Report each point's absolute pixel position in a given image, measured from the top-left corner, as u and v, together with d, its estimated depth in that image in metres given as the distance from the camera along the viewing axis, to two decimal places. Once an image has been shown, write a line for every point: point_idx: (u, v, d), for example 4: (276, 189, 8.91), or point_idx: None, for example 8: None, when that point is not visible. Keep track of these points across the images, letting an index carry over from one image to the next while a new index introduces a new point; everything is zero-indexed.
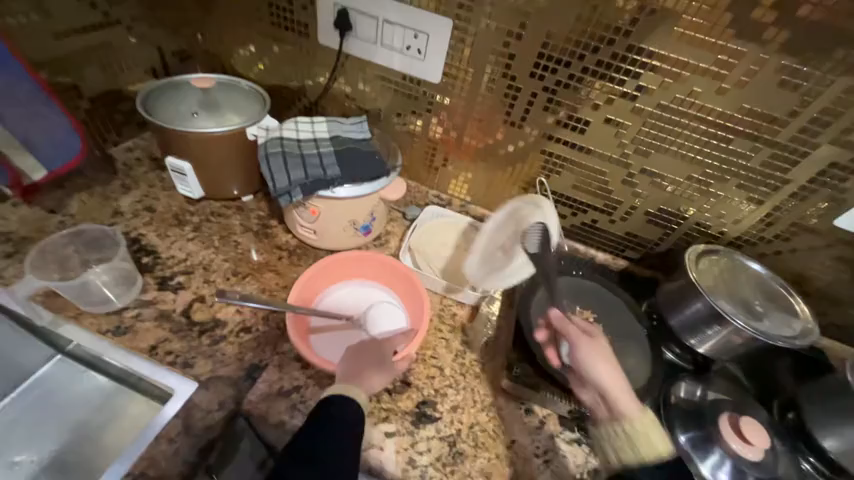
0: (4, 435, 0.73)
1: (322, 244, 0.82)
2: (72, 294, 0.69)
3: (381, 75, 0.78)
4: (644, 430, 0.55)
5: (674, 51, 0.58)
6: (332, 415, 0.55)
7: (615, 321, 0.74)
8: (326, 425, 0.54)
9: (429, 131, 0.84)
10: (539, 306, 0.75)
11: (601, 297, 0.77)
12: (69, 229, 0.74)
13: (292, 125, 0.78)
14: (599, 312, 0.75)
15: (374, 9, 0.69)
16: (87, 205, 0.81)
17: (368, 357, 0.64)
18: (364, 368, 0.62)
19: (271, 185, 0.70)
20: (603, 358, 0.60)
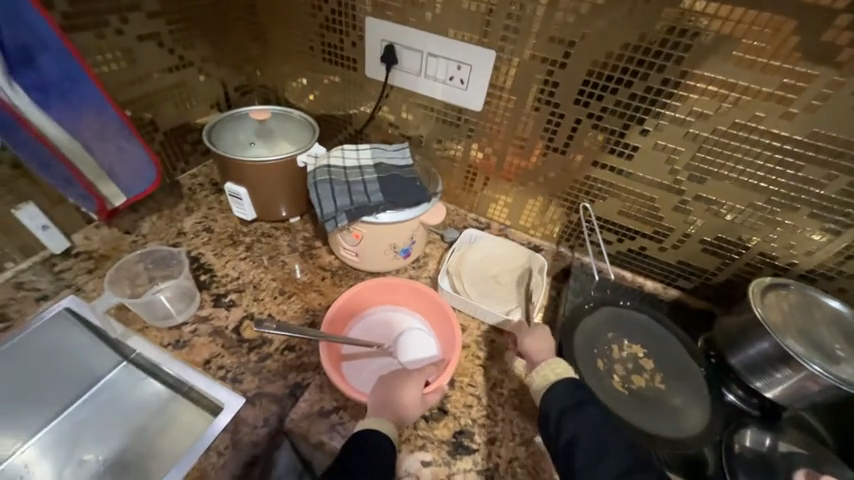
0: (76, 434, 0.81)
1: (363, 266, 0.84)
2: (140, 309, 0.75)
3: (424, 104, 0.81)
4: (549, 370, 0.61)
5: (733, 76, 0.56)
6: (367, 449, 0.56)
7: (668, 357, 0.69)
8: (361, 459, 0.55)
9: (469, 156, 0.85)
10: (586, 334, 0.69)
11: (651, 330, 0.72)
12: (141, 249, 0.82)
13: (339, 153, 0.82)
14: (649, 347, 0.70)
15: (419, 44, 0.72)
16: (157, 226, 0.89)
17: (396, 384, 0.64)
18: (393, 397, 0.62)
19: (318, 210, 0.74)
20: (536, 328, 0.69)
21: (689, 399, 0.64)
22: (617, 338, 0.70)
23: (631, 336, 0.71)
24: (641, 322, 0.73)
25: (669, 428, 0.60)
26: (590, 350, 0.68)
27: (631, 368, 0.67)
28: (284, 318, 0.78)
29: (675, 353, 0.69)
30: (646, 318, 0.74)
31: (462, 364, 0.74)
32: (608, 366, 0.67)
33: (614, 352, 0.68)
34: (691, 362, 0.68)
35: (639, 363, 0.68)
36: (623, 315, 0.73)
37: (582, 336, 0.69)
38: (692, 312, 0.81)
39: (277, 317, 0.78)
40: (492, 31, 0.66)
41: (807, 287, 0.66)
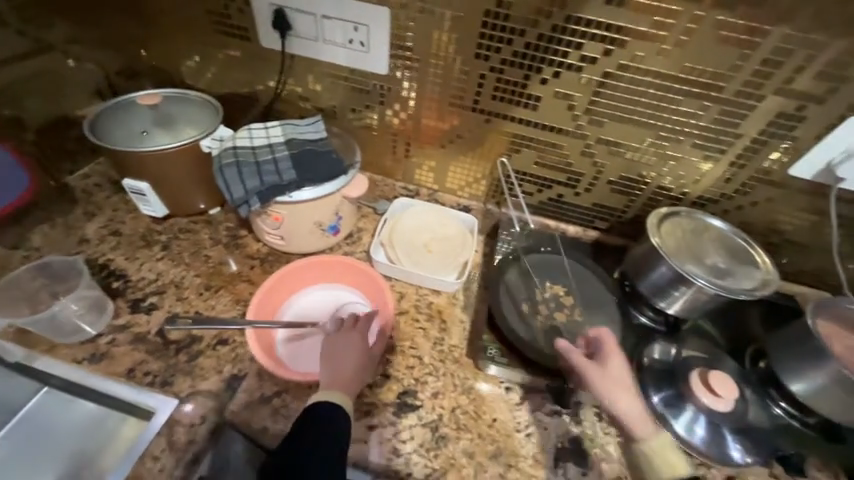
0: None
1: (292, 249, 0.81)
2: (42, 328, 0.68)
3: (329, 72, 0.77)
4: (659, 452, 0.57)
5: (611, 18, 0.58)
6: (322, 424, 0.57)
7: (585, 292, 0.75)
8: (314, 436, 0.56)
9: (386, 123, 0.83)
10: (511, 284, 0.74)
11: (570, 269, 0.78)
12: (33, 263, 0.74)
13: (246, 132, 0.77)
14: (569, 285, 0.76)
15: (310, 6, 0.68)
16: (51, 236, 0.80)
17: (346, 354, 0.65)
18: (345, 368, 0.64)
19: (228, 196, 0.70)
20: (617, 378, 0.62)
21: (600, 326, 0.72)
22: (541, 279, 0.75)
23: (551, 275, 0.76)
24: (561, 263, 0.78)
25: (580, 353, 0.69)
26: (514, 294, 0.73)
27: (554, 307, 0.72)
28: (214, 313, 0.74)
29: (589, 286, 0.76)
30: (565, 259, 0.79)
31: (402, 330, 0.76)
32: (533, 307, 0.72)
33: (537, 293, 0.73)
34: (602, 292, 0.76)
35: (560, 300, 0.73)
36: (545, 260, 0.78)
37: (508, 284, 0.74)
38: (610, 249, 0.88)
39: (205, 314, 0.74)
40: None
41: (696, 212, 0.74)
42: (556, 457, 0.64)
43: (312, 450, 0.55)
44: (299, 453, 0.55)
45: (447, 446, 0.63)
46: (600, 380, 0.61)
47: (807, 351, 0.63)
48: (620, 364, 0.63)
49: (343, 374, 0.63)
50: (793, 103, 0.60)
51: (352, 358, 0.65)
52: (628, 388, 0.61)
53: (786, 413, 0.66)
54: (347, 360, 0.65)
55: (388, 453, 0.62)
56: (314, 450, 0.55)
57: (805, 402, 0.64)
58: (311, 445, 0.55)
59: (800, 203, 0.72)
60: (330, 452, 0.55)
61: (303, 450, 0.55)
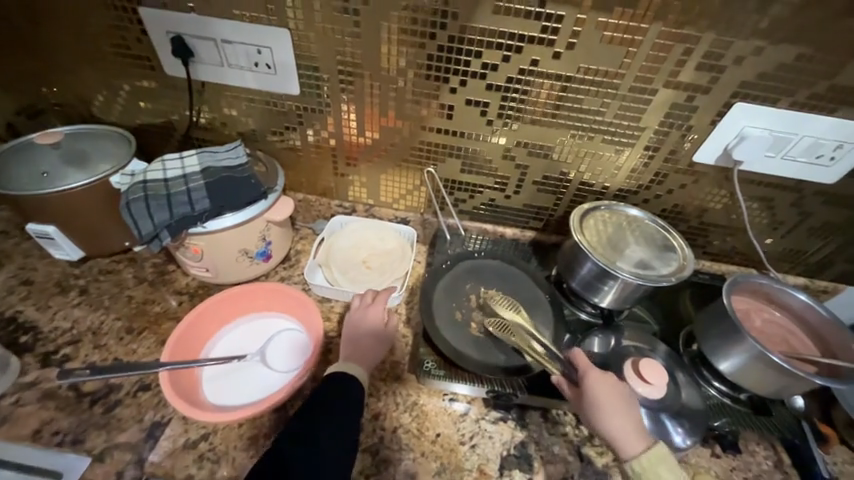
0: None
1: (222, 280, 0.78)
2: None
3: (241, 96, 0.76)
4: (651, 467, 0.54)
5: (503, 27, 0.60)
6: (344, 395, 0.59)
7: (520, 292, 0.75)
8: (338, 405, 0.57)
9: (309, 142, 0.82)
10: (444, 290, 0.73)
11: (504, 271, 0.77)
12: None
13: (158, 164, 0.74)
14: (503, 288, 0.75)
15: (207, 32, 0.67)
16: None
17: (371, 332, 0.68)
18: (369, 346, 0.67)
19: (136, 232, 0.68)
20: (603, 397, 0.57)
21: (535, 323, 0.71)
22: (475, 285, 0.74)
23: (485, 280, 0.76)
24: (495, 267, 0.78)
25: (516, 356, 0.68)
26: (448, 302, 0.72)
27: (489, 312, 0.72)
28: (134, 358, 0.70)
29: (523, 286, 0.76)
30: (498, 262, 0.78)
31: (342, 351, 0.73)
32: (468, 315, 0.71)
33: (471, 299, 0.73)
34: (536, 290, 0.76)
35: (494, 304, 0.73)
36: (479, 265, 0.77)
37: (442, 294, 0.72)
38: (547, 247, 0.89)
39: (127, 359, 0.69)
40: (276, 8, 0.63)
41: (618, 205, 0.76)
42: (501, 466, 0.63)
43: (331, 419, 0.56)
44: (315, 422, 0.55)
45: (388, 470, 0.61)
46: (591, 403, 0.58)
47: (727, 331, 0.65)
48: (598, 383, 0.58)
49: (364, 352, 0.66)
50: (682, 95, 0.63)
51: (377, 337, 0.68)
52: (624, 399, 0.58)
53: (721, 394, 0.68)
54: (371, 339, 0.68)
55: None
56: (336, 417, 0.56)
57: (737, 381, 0.66)
58: (332, 413, 0.56)
59: (710, 187, 0.75)
60: (349, 420, 0.56)
61: (323, 417, 0.56)
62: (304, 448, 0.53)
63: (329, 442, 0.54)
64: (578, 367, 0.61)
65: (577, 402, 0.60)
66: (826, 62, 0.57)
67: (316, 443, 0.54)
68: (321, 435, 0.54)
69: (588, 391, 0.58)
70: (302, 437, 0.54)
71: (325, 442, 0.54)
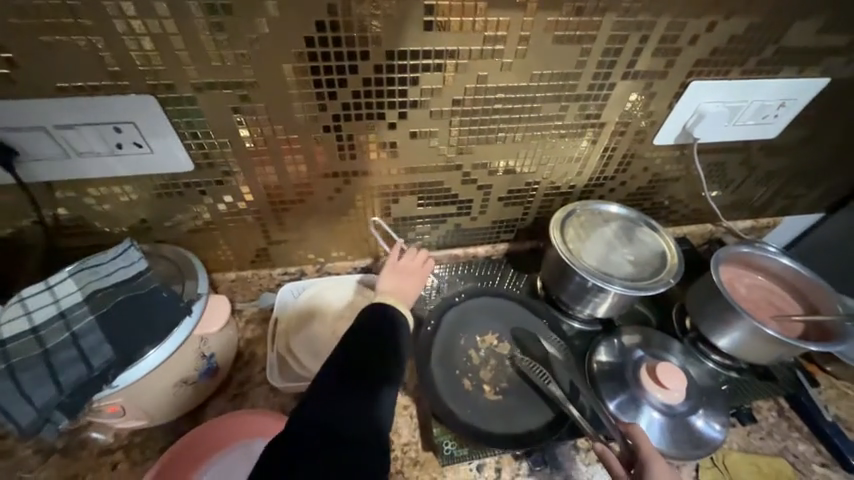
0: None
1: (162, 421, 0.61)
2: None
3: (112, 187, 0.56)
4: None
5: (439, 45, 0.48)
6: (395, 331, 0.55)
7: (520, 329, 0.71)
8: (393, 337, 0.54)
9: (226, 216, 0.65)
10: (442, 349, 0.67)
11: (494, 307, 0.72)
12: None
13: (16, 306, 0.51)
14: (500, 329, 0.70)
15: (26, 119, 0.46)
16: None
17: (413, 280, 0.65)
18: (409, 287, 0.64)
19: (12, 425, 0.48)
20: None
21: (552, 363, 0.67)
22: (471, 336, 0.69)
23: (480, 327, 0.70)
24: (484, 306, 0.72)
25: (546, 409, 0.63)
26: (452, 369, 0.65)
27: (494, 365, 0.67)
28: None
29: (520, 318, 0.72)
30: (484, 299, 0.73)
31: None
32: (478, 377, 0.65)
33: (472, 357, 0.67)
34: (534, 320, 0.72)
35: (498, 354, 0.68)
36: (466, 309, 0.71)
37: (440, 365, 0.65)
38: (524, 256, 0.83)
39: None
40: (125, 71, 0.45)
41: (591, 203, 0.72)
42: None
43: (389, 347, 0.52)
44: (373, 345, 0.51)
45: None
46: None
47: (723, 309, 0.65)
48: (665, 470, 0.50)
49: (406, 292, 0.63)
50: (640, 84, 0.57)
51: (417, 282, 0.65)
52: None
53: (719, 365, 0.70)
54: (411, 282, 0.64)
55: None
56: (393, 346, 0.53)
57: (733, 354, 0.67)
58: (387, 341, 0.53)
59: (672, 162, 0.73)
60: (403, 349, 0.53)
61: (384, 344, 0.52)
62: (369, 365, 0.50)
63: (389, 368, 0.51)
64: (635, 448, 0.54)
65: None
66: (772, 27, 0.54)
67: (376, 367, 0.50)
68: (384, 360, 0.51)
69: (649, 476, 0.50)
70: (367, 355, 0.50)
71: (384, 367, 0.50)
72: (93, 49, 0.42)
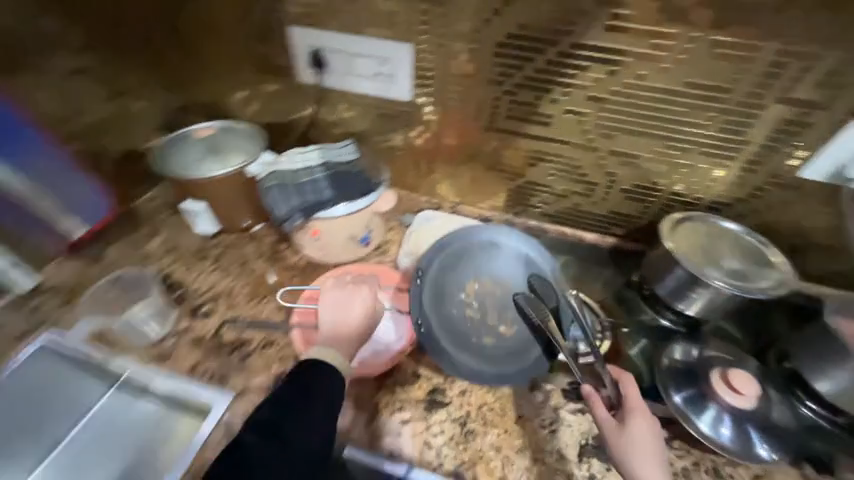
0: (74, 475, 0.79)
1: (328, 259, 0.89)
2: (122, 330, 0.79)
3: (359, 99, 0.86)
4: None
5: (613, 43, 0.65)
6: (317, 383, 0.60)
7: (470, 266, 0.79)
8: (310, 394, 0.58)
9: (411, 142, 0.90)
10: (442, 274, 0.78)
11: (459, 255, 0.79)
12: (107, 278, 0.85)
13: (288, 157, 0.87)
14: (470, 279, 0.78)
15: (342, 46, 0.78)
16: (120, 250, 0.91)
17: (356, 314, 0.71)
18: (352, 329, 0.70)
19: (275, 214, 0.81)
20: (647, 438, 0.57)
21: (519, 278, 0.78)
22: (455, 295, 0.77)
23: (458, 281, 0.78)
24: (438, 275, 0.78)
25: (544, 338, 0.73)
26: (455, 318, 0.76)
27: (488, 307, 0.76)
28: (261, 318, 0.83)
29: (477, 253, 0.79)
30: (430, 253, 0.79)
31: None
32: (471, 319, 0.76)
33: (465, 305, 0.76)
34: (483, 238, 0.80)
35: (484, 292, 0.77)
36: (429, 264, 0.79)
37: (433, 307, 0.76)
38: (629, 254, 0.90)
39: (254, 319, 0.83)
40: (405, 27, 0.73)
41: (709, 216, 0.78)
42: (580, 452, 0.67)
43: (299, 415, 0.57)
44: (289, 404, 0.57)
45: (475, 440, 0.68)
46: (630, 443, 0.57)
47: (830, 349, 0.64)
48: (647, 427, 0.58)
49: (344, 339, 0.69)
50: (793, 110, 0.63)
51: (361, 317, 0.71)
52: (662, 453, 0.57)
53: (816, 414, 0.66)
54: (353, 318, 0.71)
55: (421, 445, 0.67)
56: (304, 413, 0.57)
57: (833, 401, 0.65)
58: (302, 409, 0.57)
59: (819, 204, 0.73)
60: (316, 408, 0.57)
61: (285, 414, 0.56)
62: (263, 444, 0.54)
63: (297, 438, 0.56)
64: (625, 399, 0.62)
65: (613, 440, 0.58)
66: None
67: (277, 441, 0.54)
68: (287, 431, 0.55)
69: (635, 430, 0.58)
70: (264, 427, 0.55)
71: (289, 433, 0.55)
72: (396, 11, 0.72)
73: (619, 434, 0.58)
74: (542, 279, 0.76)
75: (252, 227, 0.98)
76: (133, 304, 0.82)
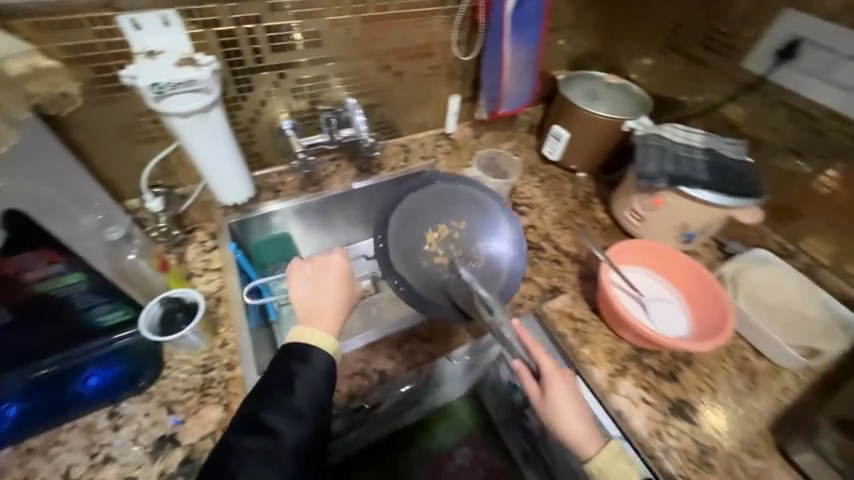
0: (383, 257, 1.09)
1: (640, 231, 0.92)
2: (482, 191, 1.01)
3: (796, 108, 0.82)
4: (609, 462, 0.60)
5: None
6: (298, 362, 0.57)
7: (474, 210, 0.71)
8: (294, 379, 0.56)
9: (815, 181, 0.83)
10: (407, 230, 0.68)
11: (444, 196, 0.71)
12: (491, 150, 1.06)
13: (670, 129, 0.91)
14: (452, 215, 0.70)
15: (838, 44, 0.74)
16: (488, 137, 1.15)
17: (330, 299, 0.66)
18: (323, 308, 0.64)
19: (638, 168, 0.83)
20: (567, 403, 0.61)
21: (483, 215, 0.71)
22: (420, 248, 0.67)
23: (410, 238, 0.68)
24: (413, 207, 0.70)
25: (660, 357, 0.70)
26: (431, 271, 0.65)
27: (442, 246, 0.67)
28: (559, 241, 0.97)
29: (460, 204, 0.71)
30: (437, 184, 0.72)
31: (703, 354, 0.78)
32: (445, 262, 0.65)
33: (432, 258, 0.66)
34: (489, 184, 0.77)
35: (444, 236, 0.68)
36: (426, 193, 0.71)
37: (400, 259, 0.67)
38: None
39: (552, 237, 0.97)
40: None
41: None
42: None
43: (286, 397, 0.55)
44: (270, 386, 0.56)
45: (709, 473, 0.66)
46: (552, 410, 0.61)
47: None
48: (562, 387, 0.61)
49: (322, 317, 0.63)
50: None
51: (339, 289, 0.67)
52: (578, 401, 0.62)
53: None
54: (330, 297, 0.66)
55: (651, 430, 0.70)
56: (284, 394, 0.55)
57: None
58: (283, 395, 0.55)
59: None
60: (297, 394, 0.55)
61: (268, 402, 0.54)
62: (249, 436, 0.52)
63: (286, 427, 0.53)
64: (540, 369, 0.61)
65: (541, 404, 0.62)
66: None
67: (265, 432, 0.52)
68: (270, 419, 0.53)
69: (551, 394, 0.60)
70: (245, 422, 0.53)
71: (273, 421, 0.53)
72: None
73: (540, 401, 0.62)
74: (495, 224, 0.70)
75: (577, 172, 1.13)
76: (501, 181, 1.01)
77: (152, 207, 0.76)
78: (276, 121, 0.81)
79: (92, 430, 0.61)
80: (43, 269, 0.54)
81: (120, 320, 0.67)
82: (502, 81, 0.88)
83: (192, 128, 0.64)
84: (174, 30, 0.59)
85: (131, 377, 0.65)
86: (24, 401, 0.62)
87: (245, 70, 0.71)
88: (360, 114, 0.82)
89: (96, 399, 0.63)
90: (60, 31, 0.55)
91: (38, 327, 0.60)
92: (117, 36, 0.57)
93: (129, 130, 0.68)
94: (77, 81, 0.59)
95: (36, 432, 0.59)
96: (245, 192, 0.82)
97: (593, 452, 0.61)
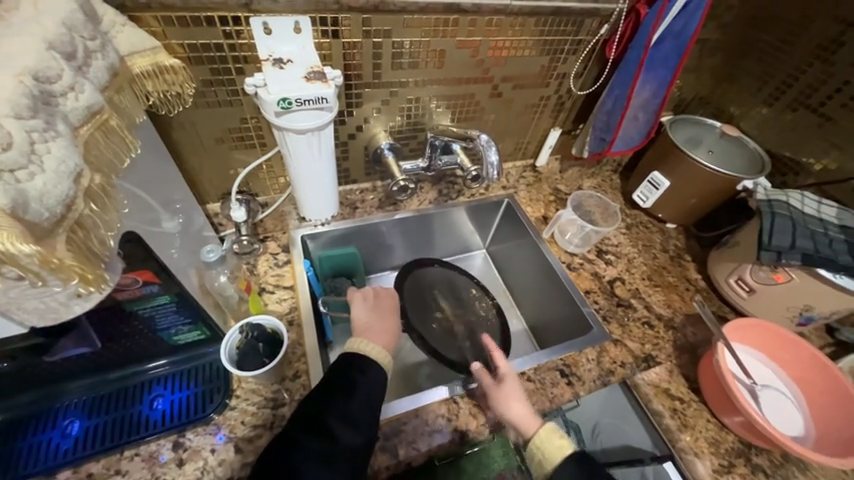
0: None
1: (748, 305, 0.83)
2: (566, 236, 0.94)
3: None
4: (545, 441, 0.57)
5: None
6: (358, 376, 0.56)
7: (455, 291, 0.90)
8: (353, 385, 0.55)
9: None
10: (413, 282, 0.87)
11: (440, 276, 0.91)
12: (578, 194, 0.99)
13: (799, 196, 0.81)
14: (442, 292, 0.89)
15: None
16: (573, 173, 1.06)
17: (379, 323, 0.66)
18: (378, 328, 0.65)
19: (765, 238, 0.74)
20: (516, 391, 0.63)
21: (430, 249, 1.01)
22: (429, 311, 0.85)
23: (422, 304, 0.85)
24: (424, 277, 0.89)
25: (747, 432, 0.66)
26: (439, 331, 0.82)
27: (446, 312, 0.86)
28: (648, 300, 0.87)
29: (449, 280, 0.91)
30: (436, 266, 0.92)
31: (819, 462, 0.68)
32: (449, 328, 0.83)
33: (442, 327, 0.83)
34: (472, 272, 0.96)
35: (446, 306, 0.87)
36: (432, 275, 0.90)
37: (413, 315, 0.82)
38: None
39: (642, 295, 0.88)
40: None
41: None
42: None
43: (344, 405, 0.53)
44: (331, 387, 0.54)
45: None
46: (499, 397, 0.63)
47: None
48: (514, 379, 0.65)
49: (377, 334, 0.64)
50: None
51: (391, 316, 0.69)
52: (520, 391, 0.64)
53: None
54: (384, 319, 0.68)
55: None
56: (343, 402, 0.53)
57: None
58: (340, 400, 0.53)
59: None
60: (354, 401, 0.53)
61: (327, 407, 0.52)
62: (307, 436, 0.50)
63: (342, 433, 0.51)
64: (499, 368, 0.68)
65: (493, 392, 0.64)
66: None
67: (321, 436, 0.50)
68: (330, 422, 0.51)
69: (505, 384, 0.64)
70: (303, 422, 0.51)
71: (331, 425, 0.51)
72: None
73: (492, 392, 0.64)
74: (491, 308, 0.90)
75: (666, 222, 1.02)
76: (589, 227, 0.92)
77: (235, 216, 0.70)
78: (374, 140, 0.76)
79: (154, 462, 0.55)
80: (137, 288, 0.49)
81: (194, 340, 0.61)
82: (622, 123, 0.81)
83: (303, 146, 0.59)
84: (304, 39, 0.56)
85: (201, 403, 0.60)
86: (88, 417, 0.56)
87: (359, 84, 0.66)
88: (494, 154, 0.73)
89: (163, 426, 0.57)
90: (189, 30, 0.52)
91: (117, 343, 0.54)
92: (245, 38, 0.55)
93: (230, 133, 0.66)
94: (196, 80, 0.57)
95: (99, 455, 0.54)
96: (330, 210, 0.78)
97: (533, 430, 0.59)
